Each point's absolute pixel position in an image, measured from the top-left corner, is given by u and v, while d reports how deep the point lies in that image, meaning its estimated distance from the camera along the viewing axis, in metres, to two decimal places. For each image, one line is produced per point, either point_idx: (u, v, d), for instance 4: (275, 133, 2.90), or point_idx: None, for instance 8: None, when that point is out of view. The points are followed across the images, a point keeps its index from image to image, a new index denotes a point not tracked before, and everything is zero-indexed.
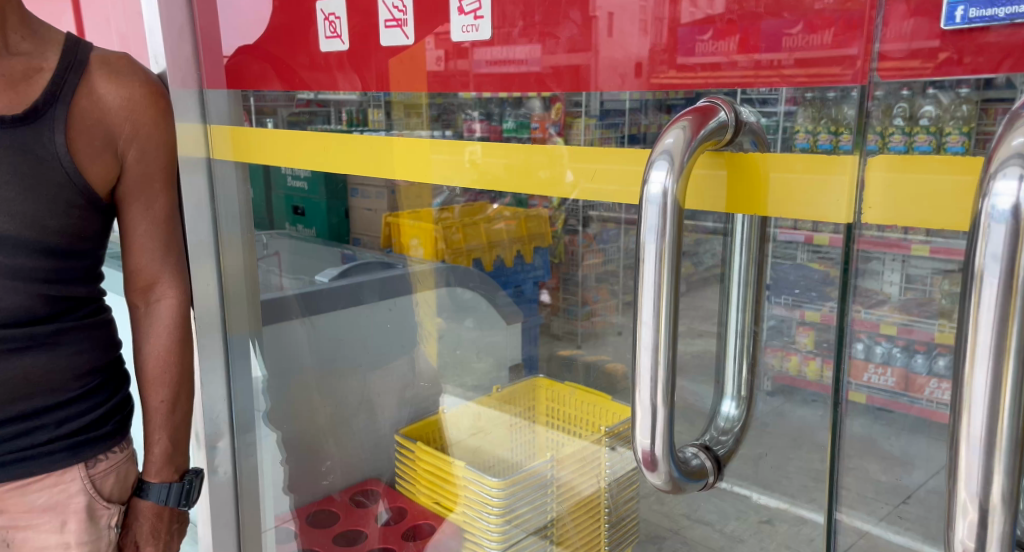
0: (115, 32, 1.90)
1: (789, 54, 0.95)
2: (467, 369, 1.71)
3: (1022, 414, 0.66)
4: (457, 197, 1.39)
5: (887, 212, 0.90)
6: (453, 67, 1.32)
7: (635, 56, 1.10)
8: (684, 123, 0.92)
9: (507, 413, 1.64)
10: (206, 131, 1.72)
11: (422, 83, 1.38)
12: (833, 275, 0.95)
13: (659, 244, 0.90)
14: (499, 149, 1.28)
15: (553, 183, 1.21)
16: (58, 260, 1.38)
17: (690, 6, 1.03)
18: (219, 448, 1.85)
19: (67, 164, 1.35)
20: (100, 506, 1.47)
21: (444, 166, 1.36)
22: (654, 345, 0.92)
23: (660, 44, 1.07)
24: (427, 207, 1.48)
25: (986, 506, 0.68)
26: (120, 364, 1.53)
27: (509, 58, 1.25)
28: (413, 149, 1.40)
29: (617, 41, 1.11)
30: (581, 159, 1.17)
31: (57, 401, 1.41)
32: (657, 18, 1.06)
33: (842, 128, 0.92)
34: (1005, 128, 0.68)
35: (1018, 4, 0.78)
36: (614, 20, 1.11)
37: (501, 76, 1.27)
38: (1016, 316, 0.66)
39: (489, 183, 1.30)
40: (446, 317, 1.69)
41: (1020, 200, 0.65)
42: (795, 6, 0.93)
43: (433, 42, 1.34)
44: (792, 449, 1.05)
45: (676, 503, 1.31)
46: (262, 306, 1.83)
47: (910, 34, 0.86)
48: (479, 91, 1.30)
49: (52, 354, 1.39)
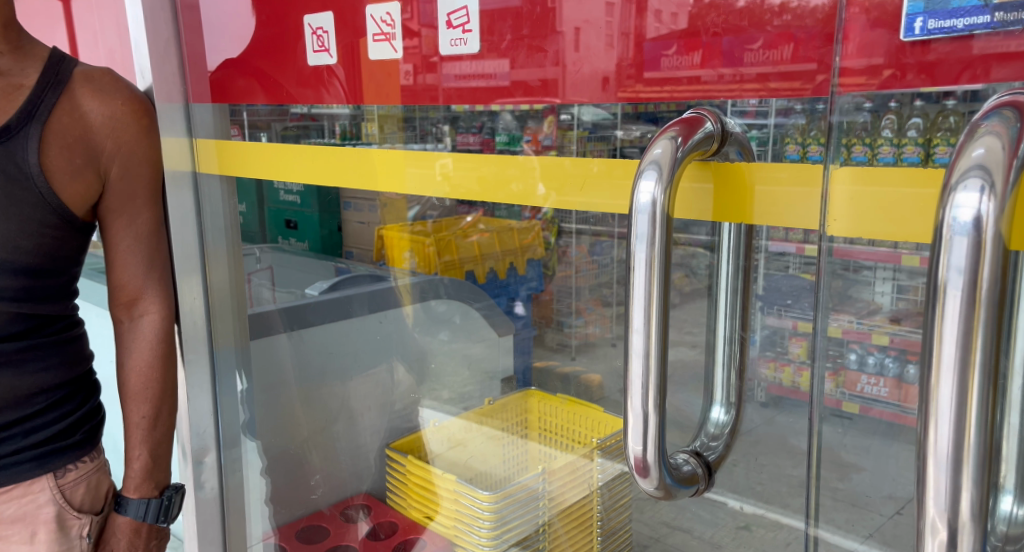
0: (104, 48, 1.90)
1: (751, 69, 0.96)
2: (445, 380, 1.78)
3: (988, 427, 0.67)
4: (429, 210, 1.42)
5: (853, 224, 0.91)
6: (421, 81, 1.34)
7: (602, 70, 1.10)
8: (673, 134, 0.91)
9: (486, 425, 1.65)
10: (193, 144, 1.70)
11: (395, 97, 1.39)
12: (817, 284, 0.95)
13: (649, 252, 0.89)
14: (469, 161, 1.28)
15: (525, 196, 1.20)
16: (30, 279, 1.38)
17: (655, 21, 1.04)
18: (205, 463, 1.79)
19: (40, 185, 1.35)
20: (70, 516, 1.46)
21: (420, 183, 1.36)
22: (646, 351, 0.91)
23: (627, 59, 1.07)
24: (404, 221, 1.49)
25: (955, 524, 0.68)
26: (87, 377, 1.53)
27: (476, 72, 1.26)
28: (392, 160, 1.39)
29: (583, 56, 1.12)
30: (555, 169, 1.17)
31: (23, 414, 1.40)
32: (623, 32, 1.07)
33: (810, 139, 0.93)
34: (966, 139, 0.68)
35: (977, 16, 0.79)
36: (580, 34, 1.13)
37: (468, 90, 1.28)
38: (979, 331, 0.66)
39: (463, 196, 1.29)
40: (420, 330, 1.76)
41: (981, 213, 0.65)
42: (757, 21, 0.94)
43: (403, 56, 1.36)
44: (764, 454, 1.08)
45: (659, 511, 1.34)
46: (248, 319, 1.81)
47: (877, 49, 0.86)
48: (448, 104, 1.31)
49: (17, 371, 1.39)
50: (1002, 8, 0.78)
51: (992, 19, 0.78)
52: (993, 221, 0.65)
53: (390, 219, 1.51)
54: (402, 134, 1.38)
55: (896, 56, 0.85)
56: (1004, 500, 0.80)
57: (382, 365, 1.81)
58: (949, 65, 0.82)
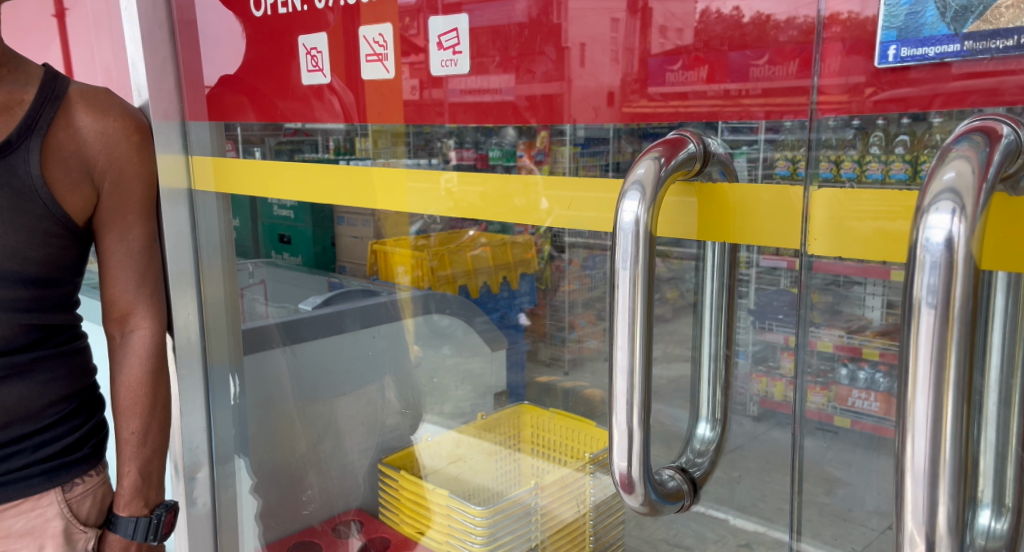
0: (101, 65, 1.91)
1: (756, 84, 0.97)
2: (447, 397, 1.72)
3: (962, 443, 0.69)
4: (433, 224, 1.43)
5: (833, 245, 0.93)
6: (428, 97, 1.34)
7: (607, 86, 1.12)
8: (655, 155, 0.94)
9: (491, 437, 1.63)
10: (189, 162, 1.74)
11: (401, 114, 1.39)
12: (807, 300, 0.97)
13: (633, 271, 0.92)
14: (476, 177, 1.28)
15: (528, 211, 1.22)
16: (38, 290, 1.39)
17: (660, 38, 1.05)
18: (197, 479, 1.87)
19: (45, 196, 1.36)
20: (76, 531, 1.47)
21: (420, 199, 1.37)
22: (630, 367, 0.93)
23: (631, 74, 1.09)
24: (405, 235, 1.50)
25: (933, 538, 0.70)
26: (94, 391, 1.54)
27: (484, 87, 1.26)
28: (391, 178, 1.41)
29: (588, 71, 1.13)
30: (557, 186, 1.18)
31: (36, 428, 1.42)
32: (627, 49, 1.09)
33: (800, 155, 0.95)
34: (938, 163, 0.70)
35: (948, 44, 0.82)
36: (586, 50, 1.14)
37: (476, 105, 1.28)
38: (953, 347, 0.68)
39: (465, 211, 1.31)
40: (422, 343, 1.72)
41: (953, 233, 0.68)
42: (761, 40, 0.96)
43: (409, 72, 1.36)
44: (767, 472, 1.09)
45: (656, 528, 1.30)
46: (243, 333, 1.85)
47: (847, 70, 0.90)
48: (455, 121, 1.31)
49: (28, 382, 1.40)
50: (971, 37, 0.81)
51: (962, 48, 0.81)
52: (964, 241, 0.67)
53: (392, 227, 1.50)
54: (399, 149, 1.39)
55: (874, 79, 0.88)
56: (982, 514, 0.82)
57: (376, 383, 1.79)
58: (925, 87, 0.84)
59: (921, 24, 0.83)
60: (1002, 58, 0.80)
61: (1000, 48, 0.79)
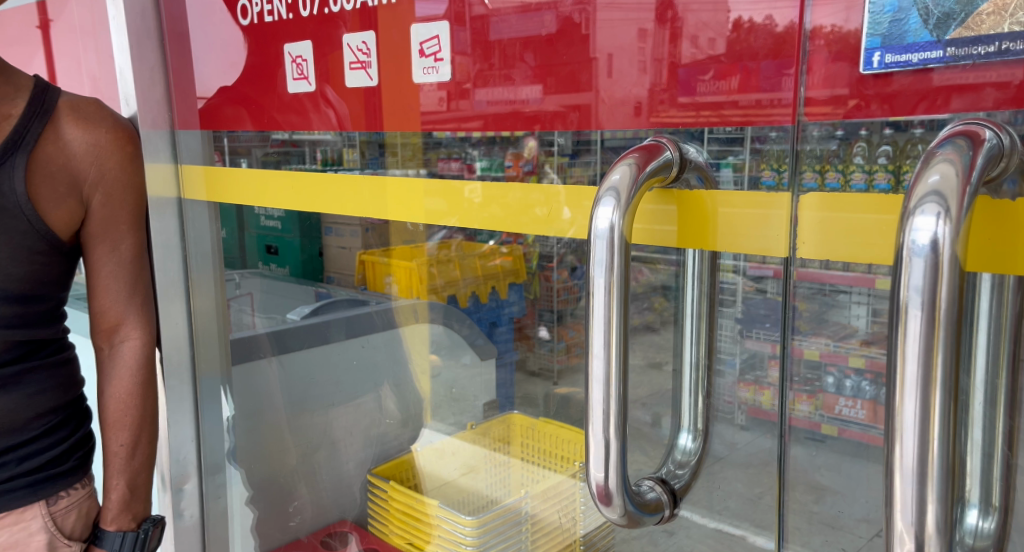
0: (88, 76, 1.92)
1: (790, 93, 0.95)
2: (467, 407, 1.60)
3: (949, 444, 0.70)
4: (455, 235, 1.35)
5: (819, 247, 0.95)
6: (454, 108, 1.30)
7: (635, 96, 1.08)
8: (631, 160, 0.95)
9: (498, 451, 1.56)
10: (178, 171, 1.76)
11: (417, 122, 1.36)
12: (775, 300, 0.99)
13: (608, 278, 0.93)
14: (497, 190, 1.25)
15: (550, 220, 1.19)
16: (22, 307, 1.39)
17: (691, 47, 1.02)
18: (185, 490, 1.90)
19: (29, 212, 1.36)
20: (61, 543, 1.46)
21: (433, 209, 1.35)
22: (606, 377, 0.94)
23: (659, 84, 1.05)
24: (417, 245, 1.44)
25: (921, 537, 0.71)
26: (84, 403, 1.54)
27: (509, 98, 1.23)
28: (397, 190, 1.40)
29: (615, 82, 1.10)
30: (579, 197, 1.15)
31: (21, 440, 1.41)
32: (656, 59, 1.05)
33: (784, 165, 0.96)
34: (922, 167, 0.72)
35: (930, 50, 0.83)
36: (613, 60, 1.10)
37: (502, 116, 1.25)
38: (939, 349, 0.69)
39: (484, 223, 1.28)
40: (444, 355, 1.59)
41: (938, 235, 0.69)
42: (750, 52, 0.97)
43: (434, 83, 1.32)
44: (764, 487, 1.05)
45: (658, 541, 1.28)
46: (233, 343, 1.86)
47: (833, 79, 0.91)
48: (480, 132, 1.27)
49: (15, 395, 1.40)
50: (954, 43, 0.82)
51: (945, 54, 0.83)
52: (949, 244, 0.69)
53: (395, 239, 1.46)
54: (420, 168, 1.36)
55: (857, 88, 0.90)
56: (970, 513, 0.84)
57: (370, 393, 1.75)
58: (908, 94, 0.86)
59: (905, 30, 0.85)
60: (983, 64, 0.81)
61: (981, 54, 0.81)
